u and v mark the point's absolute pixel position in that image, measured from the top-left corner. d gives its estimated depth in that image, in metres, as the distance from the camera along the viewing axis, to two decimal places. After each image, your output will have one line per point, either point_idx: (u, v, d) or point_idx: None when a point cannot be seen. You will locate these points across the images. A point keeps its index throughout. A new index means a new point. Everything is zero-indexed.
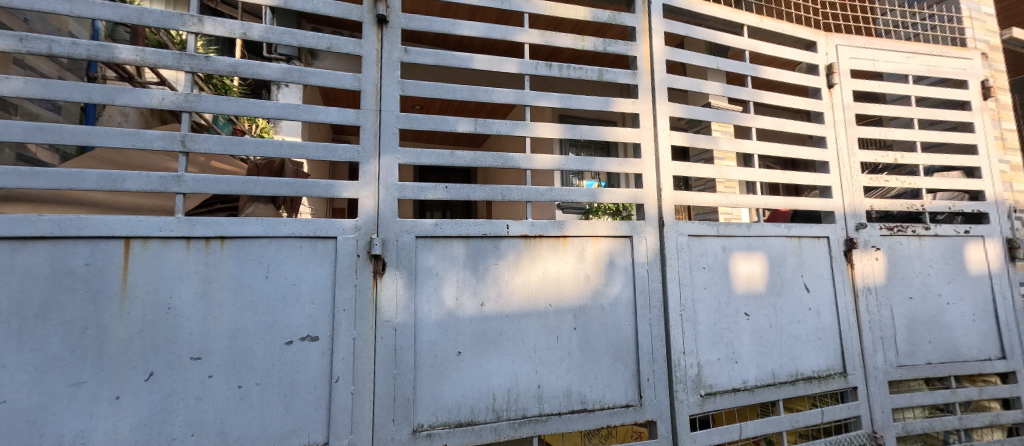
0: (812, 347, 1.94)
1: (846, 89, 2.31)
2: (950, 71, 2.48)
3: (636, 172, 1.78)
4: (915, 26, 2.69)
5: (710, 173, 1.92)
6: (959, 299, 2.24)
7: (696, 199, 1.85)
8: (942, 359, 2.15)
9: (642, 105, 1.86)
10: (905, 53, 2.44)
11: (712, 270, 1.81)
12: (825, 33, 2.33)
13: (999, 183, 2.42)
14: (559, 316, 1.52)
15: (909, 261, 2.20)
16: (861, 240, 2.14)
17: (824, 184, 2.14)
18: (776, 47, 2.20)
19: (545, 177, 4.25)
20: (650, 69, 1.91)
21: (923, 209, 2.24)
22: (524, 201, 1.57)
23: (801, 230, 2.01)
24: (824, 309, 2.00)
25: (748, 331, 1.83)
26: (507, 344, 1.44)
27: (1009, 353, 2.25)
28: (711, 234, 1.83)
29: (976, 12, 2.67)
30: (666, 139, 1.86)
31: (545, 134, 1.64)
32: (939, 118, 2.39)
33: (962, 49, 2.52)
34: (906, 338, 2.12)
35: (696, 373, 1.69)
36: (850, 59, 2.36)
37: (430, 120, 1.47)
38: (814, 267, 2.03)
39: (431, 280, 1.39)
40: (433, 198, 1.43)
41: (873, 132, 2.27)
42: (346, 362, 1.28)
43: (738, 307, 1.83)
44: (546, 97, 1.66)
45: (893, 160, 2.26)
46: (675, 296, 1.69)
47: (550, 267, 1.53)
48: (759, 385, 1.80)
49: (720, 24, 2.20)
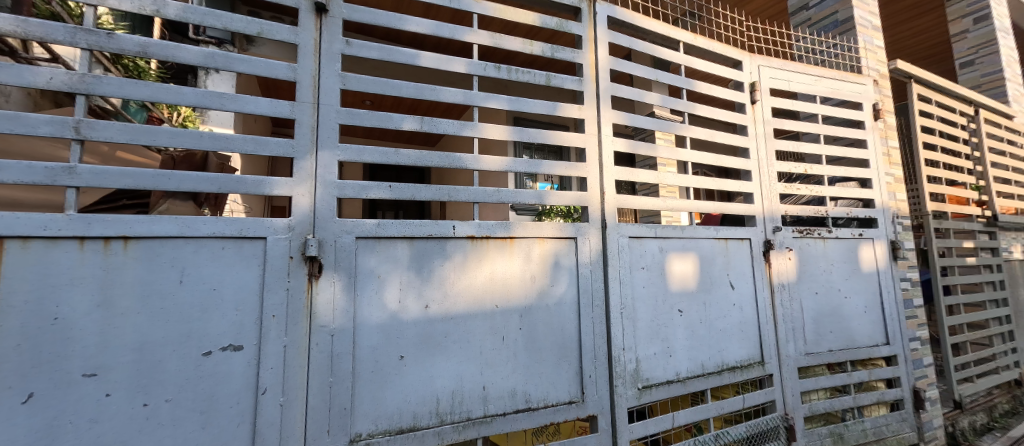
0: (736, 339, 2.13)
1: (766, 106, 2.56)
2: (849, 94, 2.84)
3: (581, 176, 1.85)
4: (823, 53, 3.05)
5: (650, 179, 2.04)
6: (854, 293, 2.57)
7: (637, 202, 1.95)
8: (841, 346, 2.45)
9: (588, 111, 1.93)
10: (814, 76, 2.76)
11: (650, 270, 1.92)
12: (750, 54, 2.57)
13: (885, 193, 2.81)
14: (504, 316, 1.53)
15: (815, 260, 2.49)
16: (777, 241, 2.38)
17: (747, 190, 2.36)
18: (708, 63, 2.38)
19: (497, 179, 4.27)
20: (595, 77, 1.99)
21: (827, 214, 2.55)
22: (471, 202, 1.56)
23: (728, 232, 2.20)
24: (746, 304, 2.21)
25: (682, 326, 1.96)
26: (452, 346, 1.42)
27: (892, 339, 2.62)
28: (650, 235, 1.94)
29: (869, 44, 3.08)
30: (610, 144, 1.95)
31: (493, 135, 1.65)
32: (840, 135, 2.72)
33: (859, 76, 2.90)
34: (813, 329, 2.40)
35: (634, 367, 1.78)
36: (770, 78, 2.63)
37: (373, 117, 1.42)
38: (738, 266, 2.22)
39: (372, 283, 1.34)
40: (375, 198, 1.38)
41: (788, 145, 2.55)
42: (276, 372, 1.20)
43: (673, 304, 1.96)
44: (494, 99, 1.67)
45: (804, 171, 2.54)
46: (616, 295, 1.78)
47: (496, 267, 1.54)
48: (691, 376, 1.94)
49: (660, 38, 2.34)
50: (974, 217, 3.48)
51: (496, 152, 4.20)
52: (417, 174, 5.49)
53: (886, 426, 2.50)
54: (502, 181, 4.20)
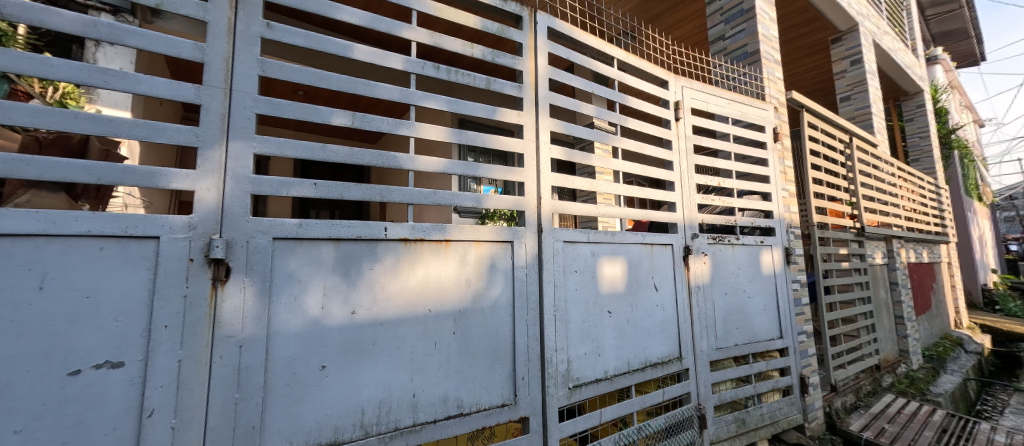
0: (658, 337, 2.29)
1: (687, 123, 2.81)
2: (754, 118, 3.22)
3: (519, 181, 1.89)
4: (735, 80, 3.44)
5: (584, 186, 2.13)
6: (756, 293, 2.91)
7: (573, 208, 2.03)
8: (745, 341, 2.75)
9: (526, 117, 1.97)
10: (727, 100, 3.09)
11: (582, 273, 2.00)
12: (675, 75, 2.81)
13: (782, 206, 3.22)
14: (438, 321, 1.50)
15: (726, 264, 2.78)
16: (694, 247, 2.62)
17: (671, 200, 2.57)
18: (638, 81, 2.56)
19: (439, 181, 4.19)
20: (534, 84, 2.04)
21: (735, 223, 2.86)
22: (406, 203, 1.51)
23: (653, 238, 2.37)
24: (668, 305, 2.39)
25: (611, 326, 2.07)
26: (380, 353, 1.36)
27: (785, 333, 3.00)
28: (583, 240, 2.03)
29: (772, 76, 3.53)
30: (547, 151, 2.01)
31: (431, 135, 1.62)
32: (747, 154, 3.07)
33: (763, 103, 3.31)
34: (723, 326, 2.67)
35: (566, 368, 1.84)
36: (691, 99, 2.89)
37: (297, 109, 1.32)
38: (662, 269, 2.40)
39: (291, 287, 1.24)
40: (297, 196, 1.28)
41: (705, 160, 2.82)
42: (166, 391, 1.05)
43: (603, 305, 2.06)
44: (433, 99, 1.64)
45: (718, 185, 2.82)
46: (550, 298, 1.83)
47: (431, 270, 1.50)
48: (618, 373, 2.05)
49: (596, 53, 2.47)
50: (848, 228, 4.12)
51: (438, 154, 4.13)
52: (354, 173, 5.20)
53: (779, 410, 2.85)
54: (444, 183, 4.13)
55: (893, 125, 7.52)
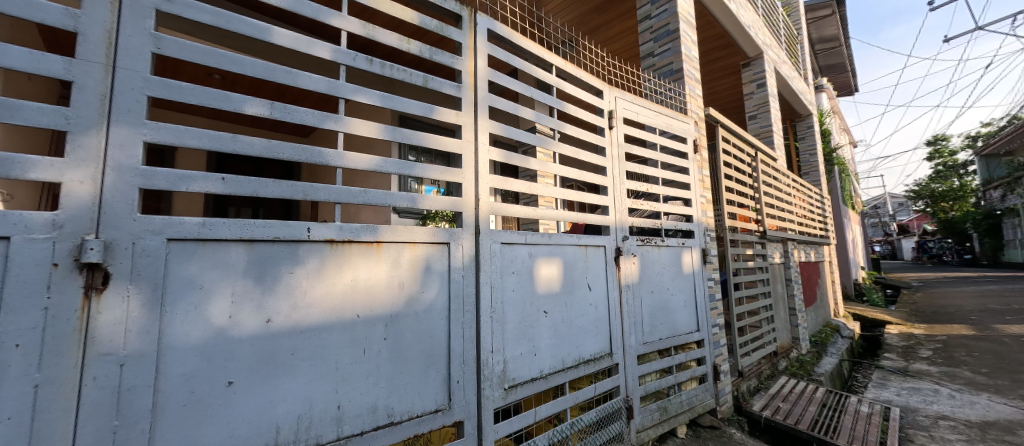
0: (591, 334, 2.39)
1: (619, 132, 2.99)
2: (678, 130, 3.51)
3: (456, 182, 1.87)
4: (662, 94, 3.72)
5: (522, 189, 2.16)
6: (678, 290, 3.17)
7: (511, 210, 2.05)
8: (668, 335, 2.98)
9: (465, 118, 1.95)
10: (655, 112, 3.34)
11: (519, 274, 2.03)
12: (609, 86, 2.97)
13: (700, 210, 3.55)
14: (367, 327, 1.42)
15: (652, 264, 2.99)
16: (625, 248, 2.78)
17: (604, 204, 2.71)
18: (574, 88, 2.67)
19: (375, 179, 4.01)
20: (473, 84, 2.03)
21: (660, 226, 3.10)
22: (333, 202, 1.42)
23: (587, 240, 2.47)
24: (600, 303, 2.51)
25: (546, 326, 2.12)
26: (300, 364, 1.25)
27: (701, 326, 3.30)
28: (520, 242, 2.06)
29: (693, 92, 3.89)
30: (486, 153, 2.01)
31: (361, 131, 1.53)
32: (671, 162, 3.34)
33: (685, 117, 3.62)
34: (649, 321, 2.86)
35: (502, 369, 1.85)
36: (623, 109, 3.08)
37: (202, 94, 1.18)
38: (595, 270, 2.52)
39: (191, 295, 1.10)
40: (200, 192, 1.14)
41: (635, 167, 3.01)
42: (16, 424, 0.87)
43: (539, 305, 2.10)
44: (364, 93, 1.56)
45: (646, 190, 3.03)
46: (486, 300, 1.82)
47: (360, 273, 1.42)
48: (552, 371, 2.11)
49: (536, 59, 2.53)
50: (753, 232, 4.66)
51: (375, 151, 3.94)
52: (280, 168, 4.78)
53: (695, 396, 3.13)
54: (381, 182, 3.96)
55: (789, 143, 8.65)
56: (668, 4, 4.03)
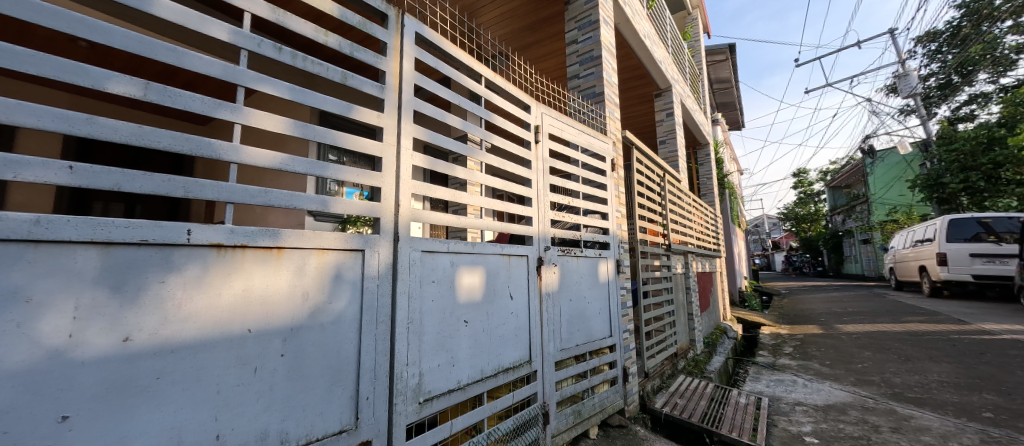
0: (511, 342, 2.42)
1: (544, 146, 3.12)
2: (598, 148, 3.77)
3: (374, 185, 1.77)
4: (584, 114, 3.99)
5: (446, 197, 2.13)
6: (594, 298, 3.36)
7: (433, 217, 2.00)
8: (584, 341, 3.14)
9: (387, 120, 1.87)
10: (578, 130, 3.55)
11: (440, 283, 1.98)
12: (536, 102, 3.09)
13: (616, 224, 3.83)
14: (260, 343, 1.26)
15: (572, 273, 3.15)
16: (546, 258, 2.89)
17: (528, 215, 2.80)
18: (502, 100, 2.73)
19: (287, 179, 3.67)
20: (398, 87, 1.96)
21: (580, 238, 3.27)
22: (224, 201, 1.26)
23: (510, 249, 2.52)
24: (521, 312, 2.55)
25: (466, 336, 2.09)
26: (168, 389, 1.07)
27: (613, 332, 3.54)
28: (442, 250, 2.01)
29: (612, 115, 4.22)
30: (408, 158, 1.95)
31: (265, 125, 1.38)
32: (591, 178, 3.57)
33: (604, 137, 3.90)
34: (567, 328, 2.99)
35: (416, 382, 1.78)
36: (548, 125, 3.23)
37: (48, 64, 0.97)
38: (517, 279, 2.56)
39: (14, 310, 0.88)
40: (37, 182, 0.94)
41: (558, 181, 3.16)
42: None
43: (460, 315, 2.07)
44: (270, 83, 1.42)
45: (567, 203, 3.20)
46: (403, 310, 1.75)
47: (255, 282, 1.27)
48: (470, 382, 2.08)
49: (465, 68, 2.54)
50: (661, 244, 5.16)
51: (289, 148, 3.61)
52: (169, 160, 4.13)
53: (606, 398, 3.33)
54: (294, 183, 3.63)
55: (691, 167, 9.81)
56: (593, 31, 4.31)
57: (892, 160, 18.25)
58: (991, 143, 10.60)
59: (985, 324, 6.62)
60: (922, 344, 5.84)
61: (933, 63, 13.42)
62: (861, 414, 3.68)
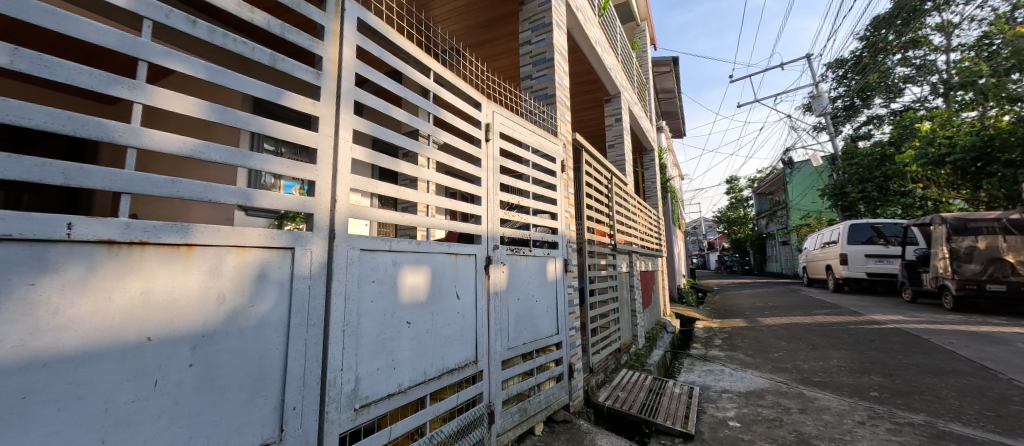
0: (456, 343, 2.38)
1: (494, 145, 3.11)
2: (548, 149, 3.83)
3: (308, 179, 1.65)
4: (536, 115, 4.03)
5: (389, 193, 2.04)
6: (541, 297, 3.41)
7: (374, 214, 1.91)
8: (530, 339, 3.17)
9: (323, 109, 1.75)
10: (529, 130, 3.58)
11: (380, 284, 1.89)
12: (487, 99, 3.07)
13: (564, 224, 3.92)
14: (165, 353, 1.12)
15: (520, 273, 3.16)
16: (494, 257, 2.88)
17: (477, 213, 2.77)
18: (452, 96, 2.67)
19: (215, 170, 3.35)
20: (337, 74, 1.84)
21: (529, 237, 3.30)
22: (119, 191, 1.11)
23: (457, 248, 2.47)
24: (467, 311, 2.51)
25: (408, 338, 2.02)
26: (39, 410, 0.92)
27: (560, 329, 3.61)
28: (383, 249, 1.92)
29: (562, 117, 4.30)
30: (348, 150, 1.84)
31: (173, 106, 1.24)
32: (541, 178, 3.61)
33: (554, 138, 3.97)
34: (514, 327, 3.00)
35: (352, 387, 1.69)
36: (499, 124, 3.22)
37: None
38: (464, 278, 2.52)
39: None
40: None
41: (508, 181, 3.17)
42: None
43: (401, 316, 1.99)
44: (182, 60, 1.27)
45: (517, 203, 3.21)
46: (338, 312, 1.64)
47: (157, 284, 1.12)
48: (412, 385, 2.01)
49: (412, 60, 2.45)
50: (607, 244, 5.37)
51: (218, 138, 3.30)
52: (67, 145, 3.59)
53: (552, 394, 3.39)
54: (223, 175, 3.33)
55: (638, 171, 10.34)
56: (545, 34, 4.37)
57: (807, 171, 20.53)
58: (882, 159, 12.29)
59: (875, 316, 7.65)
60: (827, 334, 6.62)
61: (840, 87, 15.29)
62: (776, 398, 4.08)
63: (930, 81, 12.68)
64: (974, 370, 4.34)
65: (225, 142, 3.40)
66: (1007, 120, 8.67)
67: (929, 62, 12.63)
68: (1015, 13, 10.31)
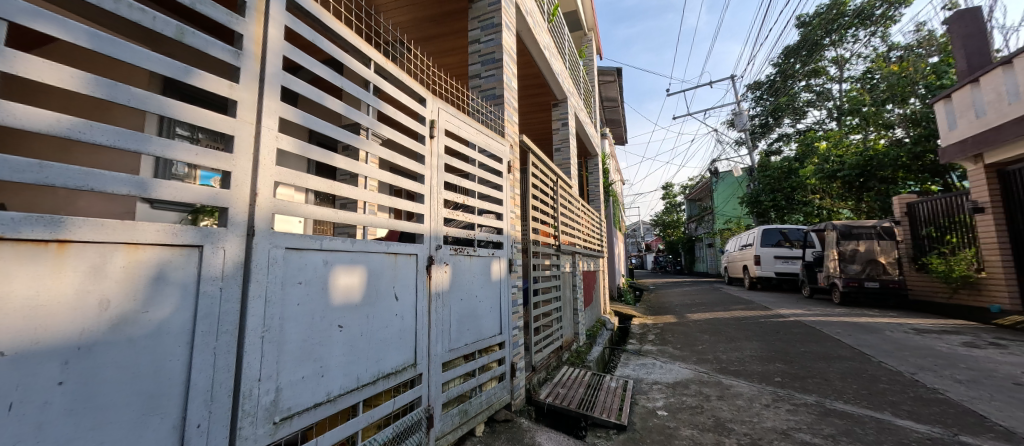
0: (394, 346, 2.28)
1: (439, 142, 3.04)
2: (495, 149, 3.82)
3: (224, 170, 1.48)
4: (484, 115, 4.01)
5: (322, 188, 1.90)
6: (485, 297, 3.39)
7: (302, 210, 1.76)
8: (473, 340, 3.14)
9: (243, 93, 1.58)
10: (476, 129, 3.55)
11: (308, 285, 1.75)
12: (432, 96, 2.99)
13: (509, 224, 3.93)
14: (25, 369, 0.95)
15: (463, 273, 3.12)
16: (437, 257, 2.81)
17: (419, 212, 2.68)
18: (394, 89, 2.56)
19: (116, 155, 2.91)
20: (261, 56, 1.68)
21: (474, 237, 3.27)
22: None
23: (397, 248, 2.37)
24: (406, 313, 2.42)
25: (340, 342, 1.89)
26: None
27: (503, 329, 3.62)
28: (312, 248, 1.78)
29: (510, 118, 4.32)
30: (272, 139, 1.68)
31: (43, 77, 1.05)
32: (488, 178, 3.59)
33: (501, 139, 3.98)
34: (456, 328, 2.95)
35: (270, 399, 1.54)
36: (444, 121, 3.16)
37: None
38: (404, 279, 2.42)
39: None
40: None
41: (452, 180, 3.11)
42: None
43: (332, 320, 1.86)
44: (57, 24, 1.08)
45: (462, 202, 3.17)
46: (256, 317, 1.49)
47: (15, 289, 0.95)
48: (342, 393, 1.89)
49: (351, 47, 2.31)
50: (552, 245, 5.49)
51: (120, 120, 2.90)
52: None
53: (493, 394, 3.38)
54: (126, 163, 2.92)
55: (582, 175, 10.73)
56: (495, 34, 4.36)
57: (729, 180, 22.74)
58: (789, 172, 13.94)
59: (781, 310, 8.66)
60: (743, 327, 7.36)
61: (758, 107, 17.10)
62: (698, 387, 4.45)
63: (826, 107, 14.62)
64: (855, 355, 5.08)
65: (129, 125, 2.99)
66: (882, 143, 10.25)
67: (826, 90, 14.58)
68: (889, 54, 12.24)
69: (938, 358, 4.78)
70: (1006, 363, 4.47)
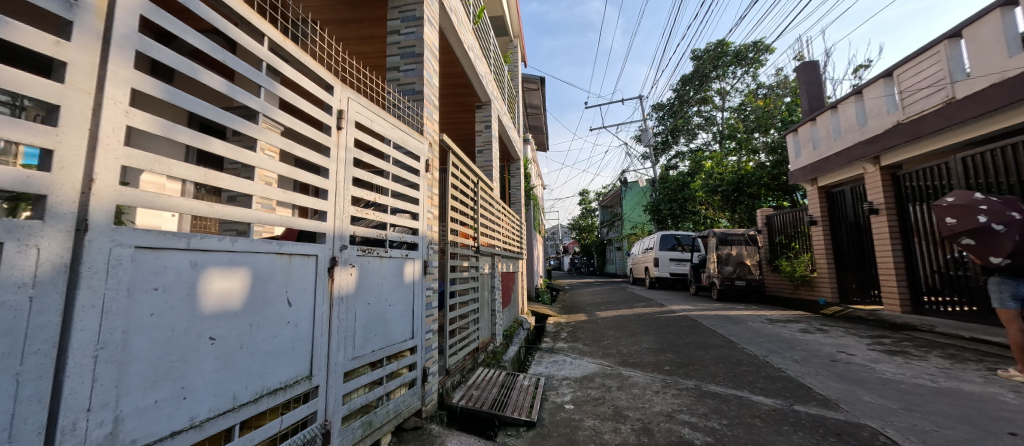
0: (283, 358, 2.03)
1: (348, 135, 2.81)
2: (412, 146, 3.67)
3: (45, 147, 1.18)
4: (401, 109, 3.82)
5: (192, 177, 1.61)
6: (396, 300, 3.22)
7: (164, 203, 1.48)
8: (380, 346, 2.96)
9: (77, 54, 1.27)
10: (392, 124, 3.36)
11: (168, 292, 1.47)
12: (341, 83, 2.75)
13: (425, 224, 3.80)
14: None
15: (372, 275, 2.92)
16: (342, 258, 2.59)
17: (321, 208, 2.44)
18: (294, 71, 2.30)
19: None
20: (107, 14, 1.37)
21: (385, 237, 3.09)
22: None
23: (292, 248, 2.12)
24: (301, 321, 2.18)
25: (210, 357, 1.62)
26: None
27: (414, 333, 3.47)
28: (176, 247, 1.49)
29: (429, 116, 4.18)
30: (121, 115, 1.38)
31: None
32: (403, 175, 3.43)
33: (419, 136, 3.83)
34: (361, 335, 2.74)
35: (105, 433, 1.26)
36: (354, 113, 2.94)
37: None
38: (299, 282, 2.18)
39: None
40: None
41: (363, 175, 2.90)
42: None
43: (201, 331, 1.59)
44: None
45: (373, 200, 2.97)
46: (86, 332, 1.21)
47: None
48: (213, 416, 1.63)
49: (239, 19, 2.02)
50: (471, 246, 5.45)
51: None
52: None
53: (402, 402, 3.22)
54: None
55: (504, 178, 10.91)
56: (416, 27, 4.20)
57: (635, 190, 25.14)
58: (682, 185, 15.87)
59: (673, 306, 9.79)
60: (643, 322, 8.16)
61: (659, 126, 19.20)
62: (602, 379, 4.80)
63: (712, 131, 16.96)
64: (726, 343, 5.96)
65: None
66: (751, 165, 12.24)
67: (711, 116, 16.95)
68: (757, 91, 14.67)
69: (784, 343, 5.83)
70: (828, 345, 5.62)
